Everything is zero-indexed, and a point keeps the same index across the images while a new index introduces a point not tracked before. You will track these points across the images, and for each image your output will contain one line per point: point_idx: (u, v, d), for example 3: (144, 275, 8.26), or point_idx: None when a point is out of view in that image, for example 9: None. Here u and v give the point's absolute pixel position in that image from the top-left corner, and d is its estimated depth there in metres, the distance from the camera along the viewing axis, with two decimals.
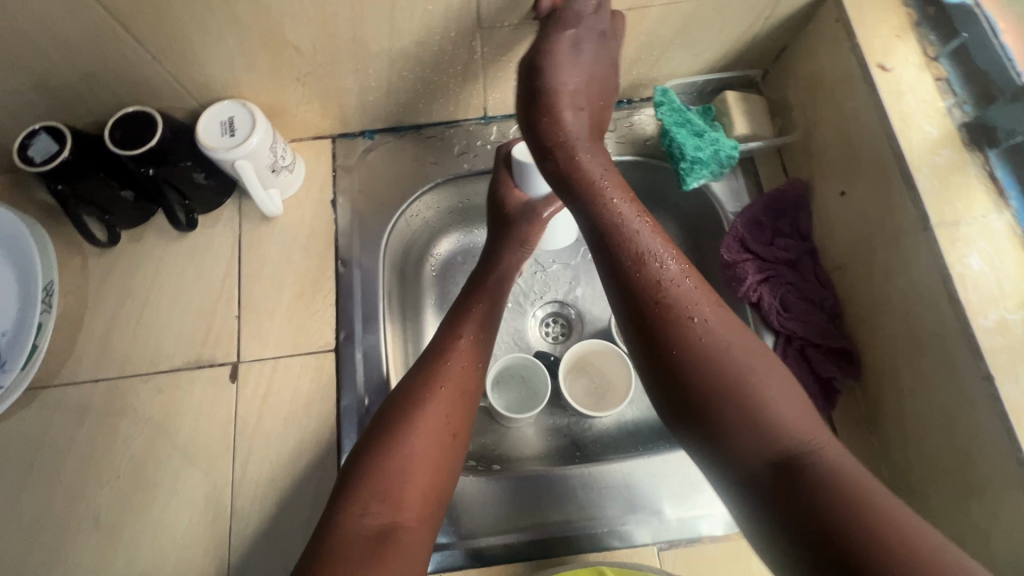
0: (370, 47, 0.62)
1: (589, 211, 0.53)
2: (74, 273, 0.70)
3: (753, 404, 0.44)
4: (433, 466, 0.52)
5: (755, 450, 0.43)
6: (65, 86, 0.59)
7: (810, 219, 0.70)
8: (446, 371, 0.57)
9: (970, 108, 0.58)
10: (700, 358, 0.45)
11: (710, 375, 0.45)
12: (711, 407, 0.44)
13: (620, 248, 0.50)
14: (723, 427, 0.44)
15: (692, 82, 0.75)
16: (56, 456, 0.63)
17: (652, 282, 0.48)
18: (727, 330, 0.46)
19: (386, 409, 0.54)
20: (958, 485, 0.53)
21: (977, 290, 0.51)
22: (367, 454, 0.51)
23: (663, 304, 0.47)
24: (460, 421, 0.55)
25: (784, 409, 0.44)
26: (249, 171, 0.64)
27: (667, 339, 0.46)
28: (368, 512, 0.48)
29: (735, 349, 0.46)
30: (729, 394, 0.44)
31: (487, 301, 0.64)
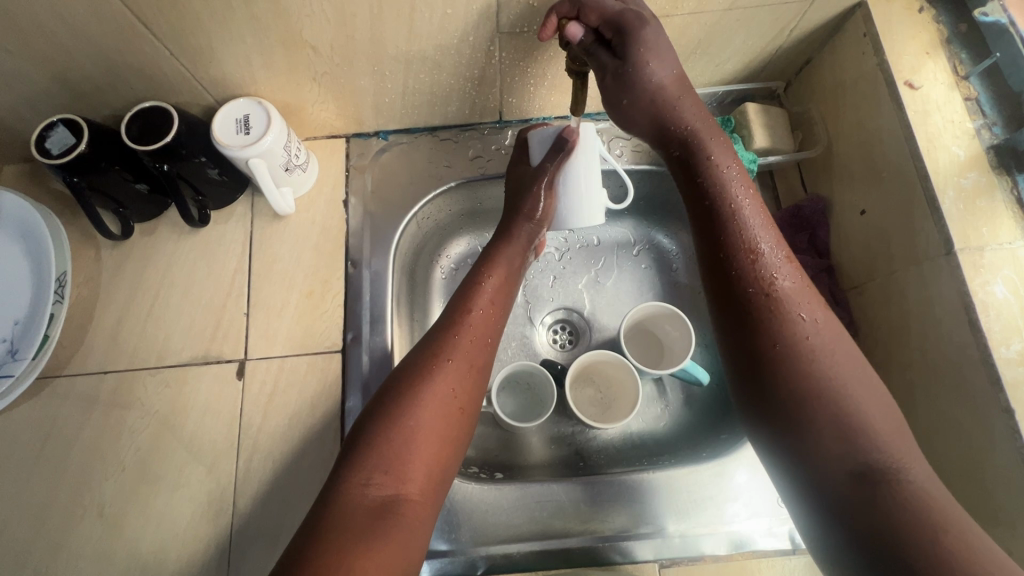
0: (387, 49, 0.61)
1: (710, 208, 0.55)
2: (87, 263, 0.71)
3: (840, 399, 0.46)
4: (438, 441, 0.51)
5: (842, 456, 0.44)
6: (84, 79, 0.59)
7: (827, 237, 0.69)
8: (456, 346, 0.57)
9: (999, 130, 0.56)
10: (804, 361, 0.47)
11: (801, 358, 0.47)
12: (804, 405, 0.46)
13: (741, 249, 0.52)
14: (811, 427, 0.46)
15: (712, 93, 0.74)
16: (63, 446, 0.64)
17: (766, 284, 0.51)
18: (833, 339, 0.48)
19: (394, 381, 0.54)
20: (972, 517, 0.52)
21: (999, 320, 0.50)
22: (374, 424, 0.51)
23: (767, 286, 0.50)
24: (468, 398, 0.55)
25: (869, 408, 0.46)
26: (263, 170, 0.64)
27: (772, 337, 0.49)
28: (373, 482, 0.48)
29: (839, 358, 0.47)
30: (819, 380, 0.47)
31: (496, 278, 0.64)
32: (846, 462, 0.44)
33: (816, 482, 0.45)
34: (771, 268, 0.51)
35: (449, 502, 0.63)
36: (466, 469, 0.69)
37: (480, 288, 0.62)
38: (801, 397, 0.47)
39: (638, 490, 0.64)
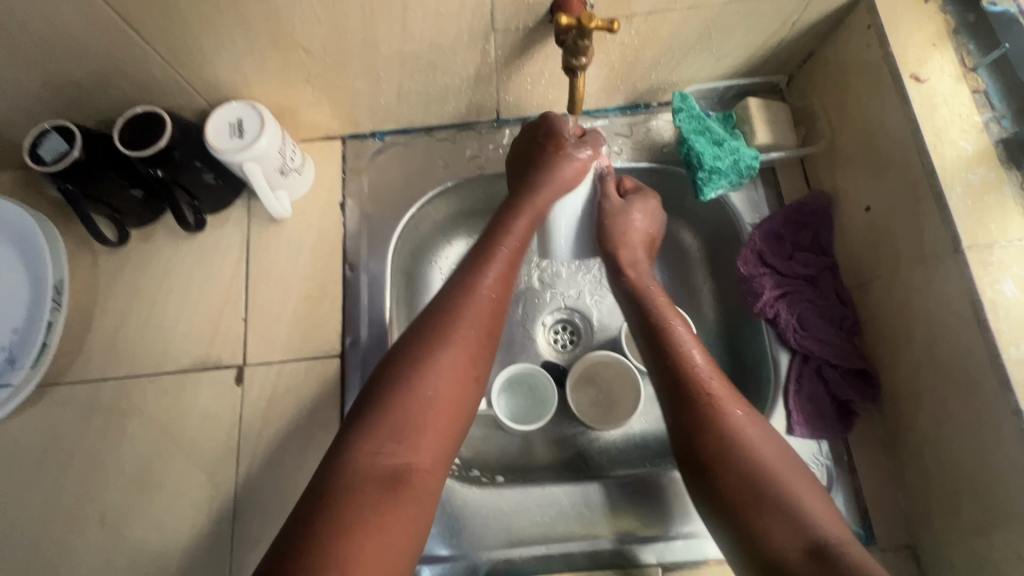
0: (381, 49, 0.60)
1: (679, 418, 0.55)
2: (84, 270, 0.70)
3: (778, 495, 0.50)
4: (449, 413, 0.51)
5: (790, 539, 0.48)
6: (75, 85, 0.59)
7: (831, 234, 0.68)
8: (469, 314, 0.55)
9: (1009, 123, 0.55)
10: (742, 456, 0.52)
11: (743, 465, 0.51)
12: (749, 500, 0.50)
13: (682, 359, 0.57)
14: (756, 514, 0.50)
15: (712, 88, 0.72)
16: (64, 454, 0.64)
17: (705, 385, 0.56)
18: (762, 437, 0.53)
19: (405, 346, 0.53)
20: (982, 519, 0.51)
21: (1009, 319, 0.49)
22: (384, 396, 0.50)
23: (706, 399, 0.55)
24: (482, 366, 0.55)
25: (812, 503, 0.49)
26: (257, 174, 0.63)
27: (713, 440, 0.53)
28: (383, 451, 0.47)
29: (771, 453, 0.52)
30: (759, 480, 0.50)
31: (514, 242, 0.61)
32: (796, 543, 0.48)
33: (771, 564, 0.48)
34: (729, 421, 0.53)
35: (449, 506, 0.63)
36: (466, 473, 0.69)
37: (497, 251, 0.60)
38: (747, 488, 0.50)
39: (639, 491, 0.64)
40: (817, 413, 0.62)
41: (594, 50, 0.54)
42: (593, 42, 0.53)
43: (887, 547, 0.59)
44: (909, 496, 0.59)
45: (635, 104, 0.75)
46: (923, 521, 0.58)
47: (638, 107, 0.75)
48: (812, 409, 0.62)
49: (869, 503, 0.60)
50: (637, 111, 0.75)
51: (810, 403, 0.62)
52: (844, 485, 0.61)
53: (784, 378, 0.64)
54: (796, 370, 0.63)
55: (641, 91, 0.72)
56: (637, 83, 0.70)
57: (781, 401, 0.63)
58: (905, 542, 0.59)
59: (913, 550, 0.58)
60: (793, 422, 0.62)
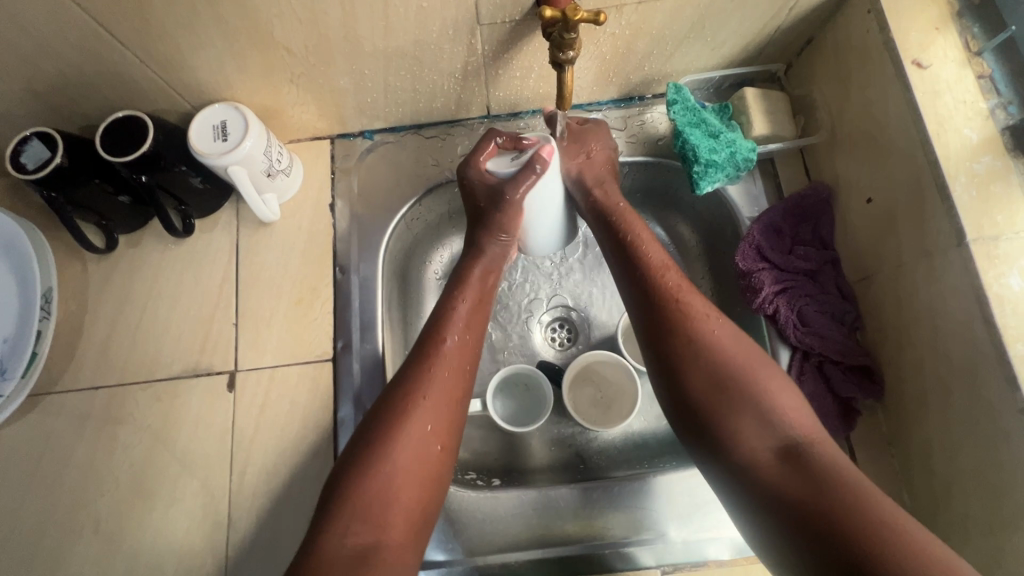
0: (364, 47, 0.59)
1: (649, 327, 0.56)
2: (73, 277, 0.70)
3: (751, 395, 0.51)
4: (419, 483, 0.51)
5: (760, 438, 0.49)
6: (55, 91, 0.58)
7: (832, 227, 0.66)
8: (432, 383, 0.54)
9: (1015, 110, 0.53)
10: (715, 360, 0.52)
11: (714, 367, 0.52)
12: (720, 400, 0.51)
13: (651, 271, 0.58)
14: (728, 413, 0.51)
15: (708, 78, 0.70)
16: (58, 465, 0.63)
17: (675, 295, 0.56)
18: (734, 343, 0.53)
19: (368, 422, 0.52)
20: (988, 521, 0.50)
21: (1015, 315, 0.47)
22: (350, 467, 0.50)
23: (679, 310, 0.55)
24: (449, 433, 0.54)
25: (785, 402, 0.50)
26: (243, 177, 0.62)
27: (688, 346, 0.53)
28: (350, 531, 0.47)
29: (742, 357, 0.53)
30: (732, 378, 0.51)
31: (468, 301, 0.61)
32: (767, 441, 0.49)
33: (744, 464, 0.49)
34: (700, 327, 0.54)
35: (446, 510, 0.62)
36: (463, 475, 0.68)
37: (454, 317, 0.59)
38: (718, 387, 0.51)
39: (635, 492, 0.63)
40: (819, 411, 0.60)
41: (581, 43, 0.52)
42: (580, 35, 0.51)
43: None
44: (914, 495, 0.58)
45: (629, 96, 0.73)
46: (928, 522, 0.56)
47: (631, 99, 0.73)
48: (814, 408, 0.60)
49: None
50: (631, 104, 0.73)
51: (812, 400, 0.61)
52: None
53: (785, 375, 0.62)
54: (796, 367, 0.62)
55: (634, 83, 0.70)
56: (629, 75, 0.68)
57: None
58: None
59: None
60: None
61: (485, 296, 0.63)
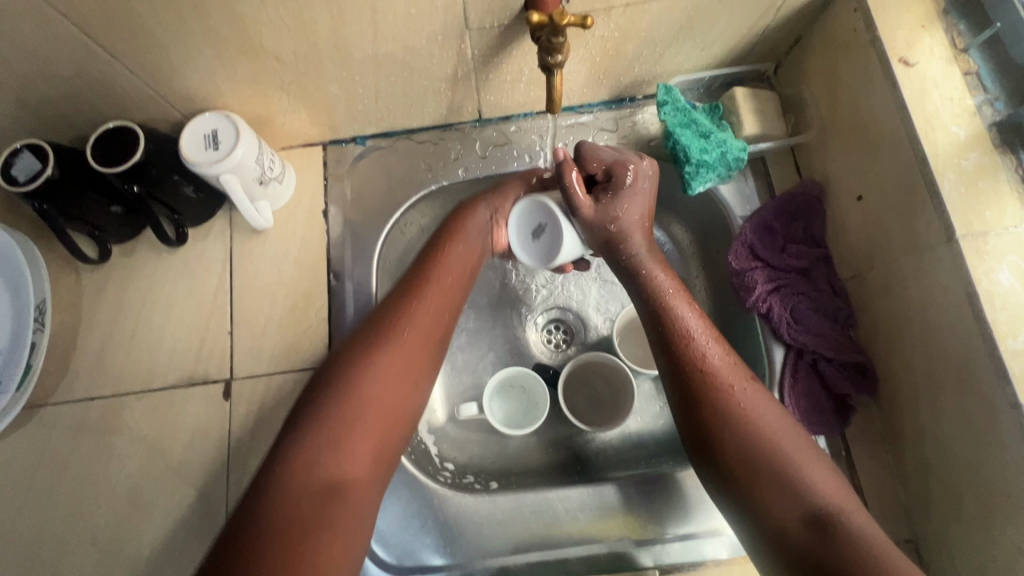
0: (354, 53, 0.59)
1: (678, 388, 0.54)
2: (67, 289, 0.69)
3: (782, 466, 0.48)
4: (388, 414, 0.51)
5: (791, 509, 0.47)
6: (45, 103, 0.58)
7: (823, 225, 0.66)
8: (412, 317, 0.56)
9: (1002, 106, 0.53)
10: (747, 432, 0.50)
11: (746, 438, 0.49)
12: (750, 472, 0.49)
13: (679, 332, 0.55)
14: (759, 484, 0.48)
15: (698, 78, 0.71)
16: (54, 477, 0.63)
17: (705, 363, 0.53)
18: (763, 407, 0.51)
19: (347, 348, 0.54)
20: (982, 515, 0.50)
21: (1005, 309, 0.48)
22: (325, 385, 0.51)
23: (709, 377, 0.52)
24: (422, 376, 0.55)
25: (813, 469, 0.48)
26: (235, 185, 0.62)
27: (718, 413, 0.51)
28: (317, 456, 0.47)
29: (774, 428, 0.50)
30: (763, 453, 0.49)
31: (460, 251, 0.63)
32: (796, 511, 0.47)
33: (774, 536, 0.47)
34: (733, 399, 0.51)
35: (442, 515, 0.62)
36: (460, 479, 0.69)
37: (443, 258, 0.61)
38: (749, 463, 0.49)
39: (634, 493, 0.63)
40: (814, 408, 0.60)
41: (570, 46, 0.52)
42: (568, 38, 0.51)
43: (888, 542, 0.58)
44: (909, 490, 0.58)
45: (620, 98, 0.73)
46: (924, 517, 0.57)
47: (622, 100, 0.73)
48: (809, 405, 0.61)
49: (868, 498, 0.60)
50: (622, 105, 0.73)
51: (806, 398, 0.61)
52: (843, 480, 0.60)
53: (779, 373, 0.62)
54: (791, 365, 0.62)
55: (625, 85, 0.70)
56: (620, 76, 0.68)
57: (777, 397, 0.62)
58: (906, 537, 0.58)
59: (914, 545, 0.57)
60: None
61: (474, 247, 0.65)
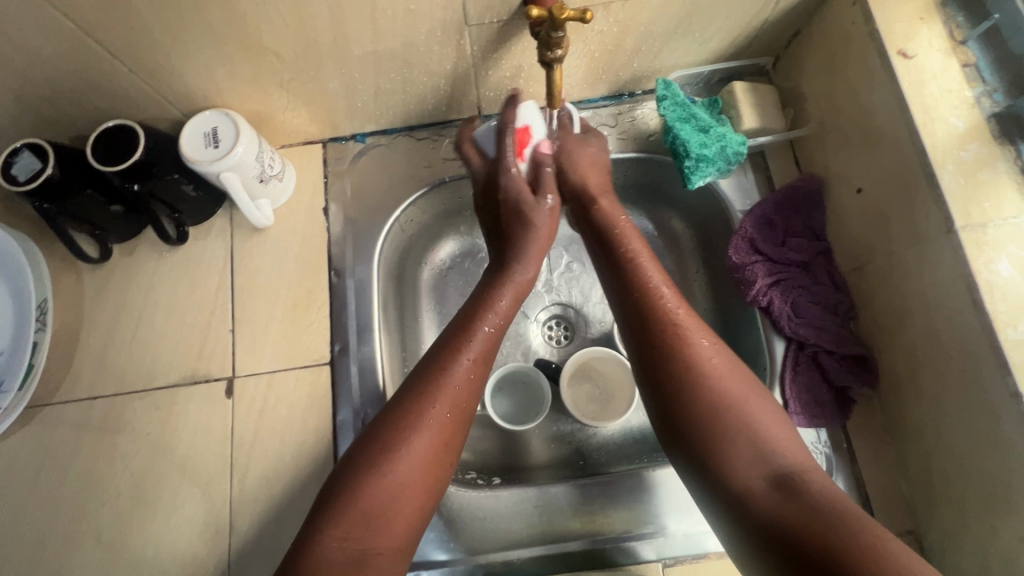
0: (353, 50, 0.59)
1: (643, 346, 0.55)
2: (68, 288, 0.69)
3: (743, 426, 0.49)
4: (418, 495, 0.50)
5: (752, 468, 0.47)
6: (45, 102, 0.58)
7: (823, 218, 0.66)
8: (445, 394, 0.53)
9: (1001, 97, 0.53)
10: (709, 388, 0.50)
11: (706, 394, 0.50)
12: (713, 429, 0.49)
13: (647, 292, 0.56)
14: (723, 443, 0.49)
15: (697, 73, 0.71)
16: (58, 476, 0.63)
17: (670, 321, 0.54)
18: (726, 367, 0.52)
19: (379, 430, 0.51)
20: (983, 505, 0.51)
21: (1005, 300, 0.48)
22: (359, 469, 0.49)
23: (674, 336, 0.53)
24: (454, 448, 0.53)
25: (774, 431, 0.49)
26: (235, 183, 0.62)
27: (681, 370, 0.52)
28: (347, 537, 0.47)
29: (736, 384, 0.51)
30: (723, 409, 0.49)
31: (497, 321, 0.60)
32: (760, 471, 0.47)
33: (739, 496, 0.47)
34: (698, 355, 0.52)
35: (445, 511, 0.62)
36: (462, 475, 0.68)
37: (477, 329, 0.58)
38: (711, 419, 0.49)
39: (634, 487, 0.63)
40: (815, 400, 0.61)
41: (569, 41, 0.52)
42: (568, 33, 0.51)
43: (890, 533, 0.58)
44: (910, 481, 0.59)
45: (619, 93, 0.73)
46: (926, 508, 0.57)
47: (622, 96, 0.73)
48: (810, 397, 0.61)
49: (870, 490, 0.60)
50: (621, 100, 0.73)
51: (807, 391, 0.61)
52: (844, 472, 0.60)
53: (780, 366, 0.63)
54: (791, 358, 0.62)
55: (624, 80, 0.70)
56: (619, 72, 0.69)
57: (777, 390, 0.62)
58: (907, 528, 0.58)
59: (916, 536, 0.58)
60: (790, 411, 0.61)
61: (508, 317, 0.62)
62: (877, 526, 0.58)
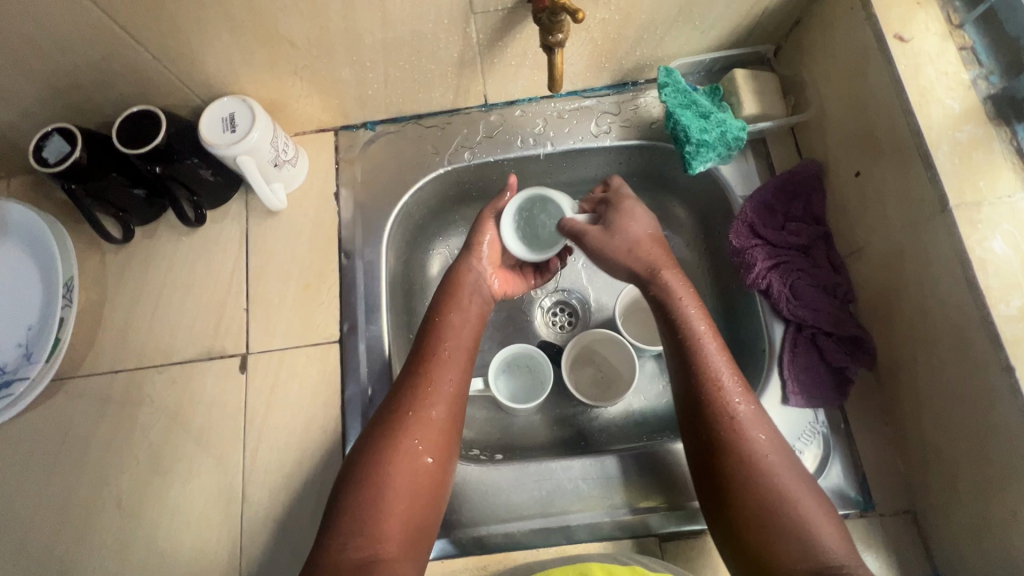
0: (363, 38, 0.61)
1: (701, 432, 0.54)
2: (92, 268, 0.73)
3: (795, 522, 0.49)
4: (419, 485, 0.52)
5: (801, 561, 0.47)
6: (73, 87, 0.61)
7: (823, 203, 0.67)
8: (427, 395, 0.56)
9: (997, 79, 0.54)
10: (764, 483, 0.50)
11: (760, 488, 0.50)
12: (762, 525, 0.49)
13: (707, 378, 0.55)
14: (772, 538, 0.49)
15: (699, 61, 0.72)
16: (80, 445, 0.66)
17: (729, 409, 0.53)
18: (777, 457, 0.52)
19: (364, 446, 0.53)
20: (977, 480, 0.51)
21: (998, 277, 0.48)
22: (350, 482, 0.51)
23: (732, 426, 0.53)
24: (449, 442, 0.55)
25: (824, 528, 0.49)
26: (251, 166, 0.65)
27: (738, 461, 0.51)
28: (349, 544, 0.47)
29: (788, 479, 0.51)
30: (775, 507, 0.49)
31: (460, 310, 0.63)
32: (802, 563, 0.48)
33: None
34: (750, 446, 0.52)
35: None
36: (466, 452, 0.71)
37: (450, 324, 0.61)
38: (764, 514, 0.49)
39: (632, 465, 0.65)
40: (813, 382, 0.61)
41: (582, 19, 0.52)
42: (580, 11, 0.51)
43: (886, 512, 0.59)
44: (908, 462, 0.59)
45: (623, 82, 0.75)
46: (922, 485, 0.58)
47: (625, 84, 0.75)
48: (807, 379, 0.62)
49: (868, 470, 0.60)
50: (625, 89, 0.75)
51: (806, 373, 0.62)
52: (842, 451, 0.61)
53: (779, 348, 0.63)
54: (790, 340, 0.63)
55: (627, 68, 0.72)
56: (622, 60, 0.70)
57: (776, 371, 0.63)
58: (904, 508, 0.59)
59: (913, 516, 0.59)
60: (789, 391, 0.62)
61: (478, 311, 0.65)
62: (873, 505, 0.59)
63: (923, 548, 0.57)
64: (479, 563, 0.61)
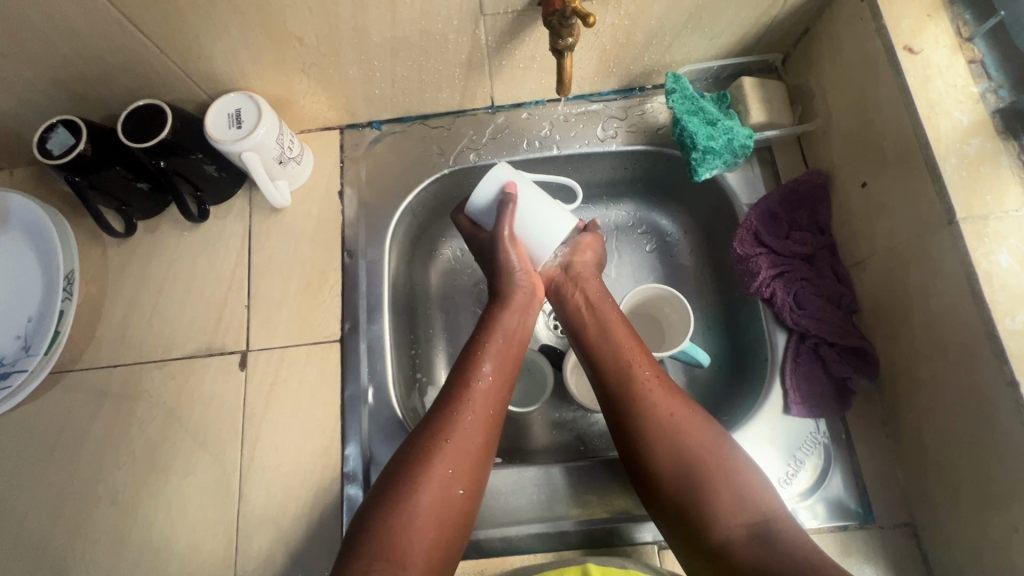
0: (372, 37, 0.61)
1: (612, 411, 0.57)
2: (94, 260, 0.72)
3: (716, 480, 0.51)
4: (446, 511, 0.50)
5: (730, 518, 0.50)
6: (79, 79, 0.60)
7: (829, 213, 0.67)
8: (461, 421, 0.54)
9: (1006, 93, 0.54)
10: (679, 449, 0.53)
11: (676, 453, 0.53)
12: (687, 491, 0.52)
13: (611, 360, 0.59)
14: (700, 501, 0.51)
15: (707, 68, 0.72)
16: (77, 439, 0.66)
17: (637, 385, 0.57)
18: (690, 422, 0.55)
19: (393, 468, 0.52)
20: (978, 494, 0.51)
21: (1004, 291, 0.48)
22: (376, 505, 0.50)
23: (641, 400, 0.56)
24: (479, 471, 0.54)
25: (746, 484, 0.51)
26: (256, 163, 0.65)
27: (647, 430, 0.54)
28: (373, 567, 0.46)
29: (701, 441, 0.53)
30: (694, 469, 0.52)
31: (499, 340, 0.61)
32: (736, 519, 0.50)
33: (718, 548, 0.49)
34: (659, 416, 0.55)
35: None
36: None
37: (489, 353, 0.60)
38: (686, 479, 0.52)
39: None
40: (815, 392, 0.61)
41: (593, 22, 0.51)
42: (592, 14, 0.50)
43: (886, 525, 0.59)
44: (908, 474, 0.59)
45: (630, 87, 0.75)
46: (922, 497, 0.58)
47: (632, 90, 0.75)
48: (810, 388, 0.61)
49: (868, 482, 0.60)
50: (632, 94, 0.75)
51: (808, 382, 0.62)
52: (843, 462, 0.61)
53: (781, 357, 0.63)
54: (792, 349, 0.63)
55: (634, 74, 0.72)
56: (630, 65, 0.70)
57: (778, 380, 0.63)
58: (904, 520, 0.59)
59: (913, 529, 0.58)
60: (790, 401, 0.61)
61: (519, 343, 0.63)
62: (872, 517, 0.59)
63: (922, 561, 0.57)
64: (476, 566, 0.61)
